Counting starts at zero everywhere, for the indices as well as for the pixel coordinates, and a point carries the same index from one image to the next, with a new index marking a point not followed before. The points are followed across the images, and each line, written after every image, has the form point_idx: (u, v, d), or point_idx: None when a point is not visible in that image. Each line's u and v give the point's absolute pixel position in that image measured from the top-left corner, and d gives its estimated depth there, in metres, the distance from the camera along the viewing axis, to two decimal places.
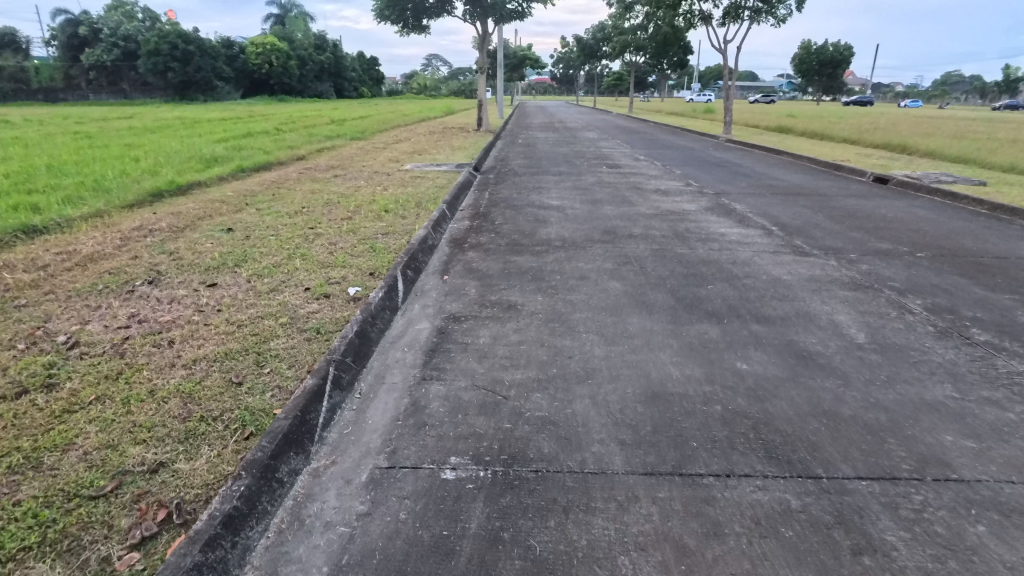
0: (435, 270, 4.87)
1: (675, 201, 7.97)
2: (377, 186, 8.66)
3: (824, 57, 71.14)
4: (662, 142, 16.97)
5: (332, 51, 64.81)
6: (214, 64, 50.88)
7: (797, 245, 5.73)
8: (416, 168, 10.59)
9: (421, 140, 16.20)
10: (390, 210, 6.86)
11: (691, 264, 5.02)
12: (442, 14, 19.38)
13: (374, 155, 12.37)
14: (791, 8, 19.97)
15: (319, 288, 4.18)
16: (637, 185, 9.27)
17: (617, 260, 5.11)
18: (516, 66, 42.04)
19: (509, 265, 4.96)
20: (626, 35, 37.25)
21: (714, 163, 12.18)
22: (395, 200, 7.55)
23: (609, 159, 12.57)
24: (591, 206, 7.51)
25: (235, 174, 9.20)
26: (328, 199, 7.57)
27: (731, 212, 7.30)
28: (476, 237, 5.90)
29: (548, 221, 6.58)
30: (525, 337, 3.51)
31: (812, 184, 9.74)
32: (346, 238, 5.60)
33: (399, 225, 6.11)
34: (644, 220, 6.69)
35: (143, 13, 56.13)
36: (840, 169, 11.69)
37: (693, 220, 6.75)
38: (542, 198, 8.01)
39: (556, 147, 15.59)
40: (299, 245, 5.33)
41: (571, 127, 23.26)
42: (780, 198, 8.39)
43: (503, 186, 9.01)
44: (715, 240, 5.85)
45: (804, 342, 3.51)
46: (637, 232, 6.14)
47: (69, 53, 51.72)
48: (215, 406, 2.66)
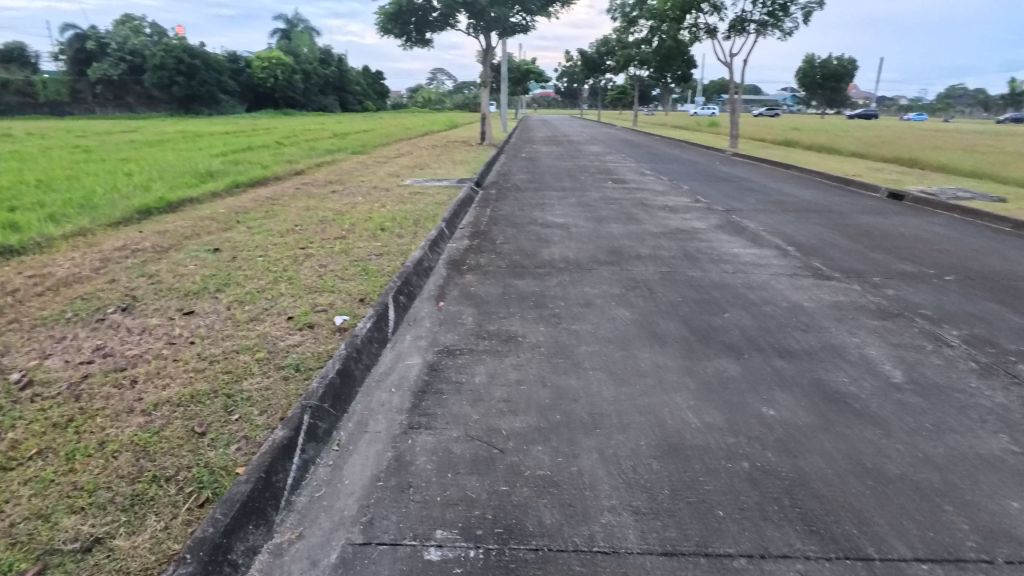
0: (430, 294, 4.56)
1: (683, 218, 7.66)
2: (375, 202, 8.39)
3: (828, 71, 71.10)
4: (667, 156, 16.71)
5: (337, 66, 65.21)
6: (219, 78, 51.17)
7: (815, 267, 5.40)
8: (416, 183, 10.33)
9: (423, 154, 15.99)
10: (385, 229, 6.56)
11: (704, 289, 4.69)
12: (445, 28, 19.26)
13: (374, 170, 12.12)
14: (797, 21, 19.75)
15: (304, 317, 3.86)
16: (643, 201, 8.98)
17: (624, 284, 4.78)
18: (519, 80, 42.02)
19: (509, 290, 4.65)
20: (630, 49, 37.17)
21: (722, 178, 11.88)
22: (392, 217, 7.26)
23: (614, 174, 12.28)
24: (596, 224, 7.20)
25: (229, 190, 8.95)
26: (322, 216, 7.28)
27: (743, 230, 6.99)
28: (474, 258, 5.59)
29: (551, 241, 6.27)
30: (525, 375, 3.18)
31: (825, 200, 9.41)
32: (337, 259, 5.30)
33: (395, 245, 5.80)
34: (652, 239, 6.38)
35: (150, 28, 56.67)
36: (852, 184, 11.36)
37: (704, 240, 6.43)
38: (545, 215, 7.72)
39: (560, 161, 15.34)
40: (287, 267, 5.02)
41: (575, 141, 23.07)
42: (793, 215, 8.07)
43: (504, 202, 8.72)
44: (728, 262, 5.53)
45: (835, 382, 3.18)
46: (645, 252, 5.82)
47: (76, 68, 52.12)
48: (170, 463, 2.34)
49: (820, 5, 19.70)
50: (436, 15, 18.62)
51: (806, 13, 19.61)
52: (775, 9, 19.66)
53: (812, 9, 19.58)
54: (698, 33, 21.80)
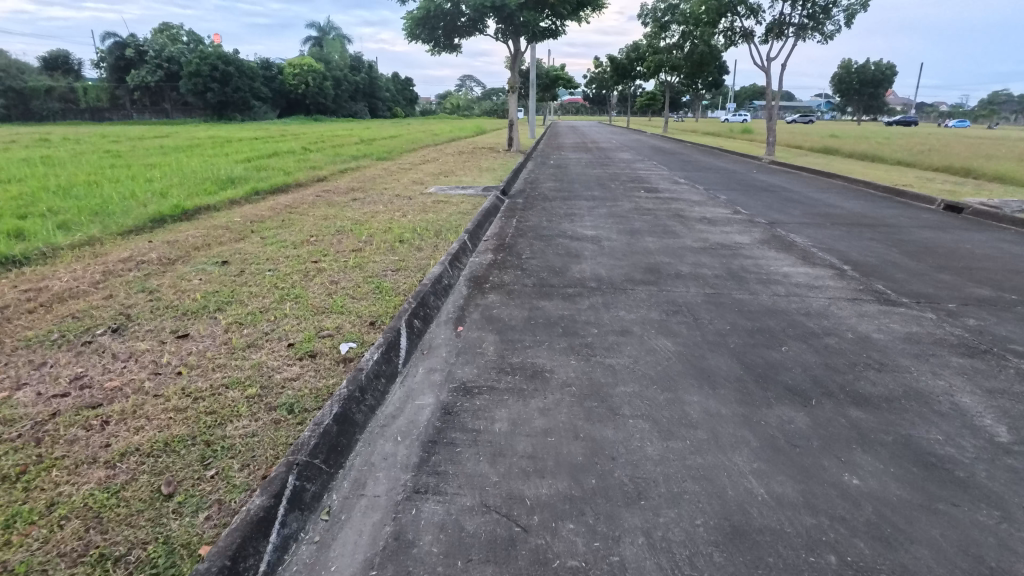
0: (448, 317, 4.13)
1: (724, 232, 7.12)
2: (396, 211, 8.04)
3: (865, 77, 69.21)
4: (701, 164, 16.10)
5: (367, 73, 65.86)
6: (252, 84, 52.04)
7: (878, 291, 4.83)
8: (440, 191, 9.99)
9: (449, 161, 15.67)
10: (405, 241, 6.18)
11: (755, 317, 4.17)
12: (474, 33, 18.99)
13: (398, 177, 11.81)
14: (839, 24, 18.93)
15: (306, 343, 3.46)
16: (679, 212, 8.45)
17: (664, 308, 4.29)
18: (548, 86, 41.68)
19: (536, 313, 4.20)
20: (661, 54, 36.51)
21: (761, 188, 11.27)
22: (412, 228, 6.89)
23: (647, 182, 11.76)
24: (630, 237, 6.71)
25: (249, 197, 8.70)
26: (340, 227, 6.94)
27: (790, 246, 6.42)
28: (498, 275, 5.16)
29: (581, 256, 5.81)
30: (554, 423, 2.72)
31: (876, 213, 8.75)
32: (351, 275, 4.91)
33: (414, 260, 5.40)
34: (692, 255, 5.86)
35: (187, 36, 58.05)
36: (903, 196, 10.63)
37: (749, 257, 5.89)
38: (575, 227, 7.26)
39: (589, 168, 14.86)
40: (297, 284, 4.65)
41: (604, 148, 22.55)
42: (844, 230, 7.45)
43: (532, 213, 8.28)
44: (779, 283, 4.99)
45: (928, 442, 2.65)
46: (685, 271, 5.32)
47: (116, 75, 53.64)
48: (124, 537, 1.94)
49: (863, 7, 18.85)
50: (464, 20, 18.36)
51: (849, 16, 18.79)
52: (816, 12, 18.90)
53: (855, 11, 18.74)
54: (733, 37, 21.14)
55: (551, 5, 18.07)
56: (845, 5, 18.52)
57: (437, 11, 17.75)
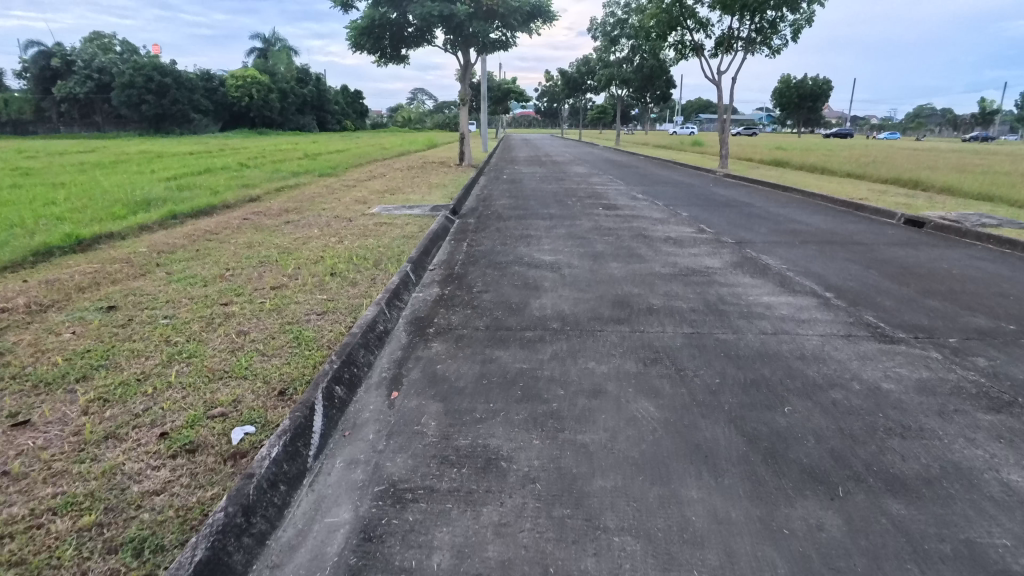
0: (380, 378, 3.35)
1: (692, 254, 6.58)
2: (332, 235, 7.21)
3: (804, 91, 71.88)
4: (658, 178, 15.78)
5: (314, 85, 64.14)
6: (191, 96, 49.77)
7: (871, 324, 4.32)
8: (384, 211, 9.20)
9: (397, 176, 14.83)
10: (337, 273, 5.37)
11: (746, 365, 3.55)
12: (422, 43, 18.28)
13: (339, 196, 10.92)
14: (786, 39, 19.10)
15: (187, 430, 2.64)
16: (642, 231, 7.91)
17: (640, 356, 3.62)
18: (500, 100, 41.35)
19: (489, 367, 3.47)
20: (611, 68, 36.59)
21: (721, 203, 10.92)
22: (349, 256, 6.08)
23: (604, 198, 11.24)
24: (593, 262, 6.08)
25: (164, 222, 7.67)
26: (264, 256, 6.06)
27: (765, 270, 5.93)
28: (444, 315, 4.41)
29: (540, 288, 5.13)
30: (514, 549, 1.99)
31: (841, 230, 8.44)
32: (266, 322, 4.08)
33: (346, 299, 4.60)
34: (662, 284, 5.25)
35: (121, 46, 55.23)
36: (863, 210, 10.44)
37: (725, 284, 5.33)
38: (532, 251, 6.59)
39: (544, 183, 14.31)
40: (196, 337, 3.78)
41: (559, 161, 22.15)
42: (815, 249, 7.04)
43: (484, 235, 7.58)
44: (764, 319, 4.41)
45: (997, 549, 2.04)
46: (658, 305, 4.70)
47: (41, 86, 50.36)
48: None
49: (809, 22, 19.10)
50: (411, 30, 17.63)
51: (795, 30, 18.98)
52: (763, 26, 19.02)
53: (801, 26, 18.96)
54: (684, 50, 21.10)
55: (501, 16, 17.41)
56: (792, 20, 18.70)
57: (382, 20, 16.93)
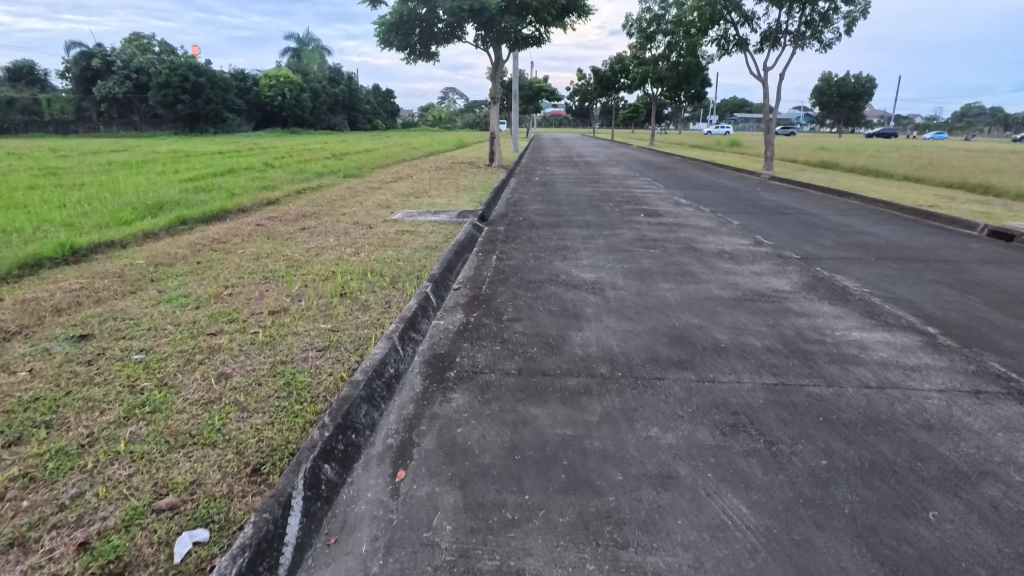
0: (384, 447, 2.64)
1: (754, 273, 5.73)
2: (349, 246, 6.57)
3: (845, 89, 69.23)
4: (699, 181, 14.87)
5: (346, 84, 64.41)
6: (225, 96, 50.31)
7: (1001, 376, 3.45)
8: (407, 216, 8.56)
9: (424, 178, 14.22)
10: (347, 294, 4.69)
11: (856, 439, 2.74)
12: (452, 40, 17.67)
13: (362, 199, 10.34)
14: (839, 32, 17.90)
15: (117, 536, 1.97)
16: (691, 244, 7.07)
17: (717, 422, 2.85)
18: (531, 99, 40.66)
19: (523, 434, 2.72)
20: (647, 65, 35.46)
21: (773, 210, 9.99)
22: (364, 271, 5.41)
23: (645, 204, 10.39)
24: (641, 283, 5.28)
25: (171, 228, 7.16)
26: (269, 271, 5.43)
27: (844, 295, 5.06)
28: (468, 352, 3.69)
29: (581, 315, 4.38)
30: None
31: (918, 243, 7.46)
32: (256, 359, 3.41)
33: (353, 329, 3.91)
34: (726, 314, 4.44)
35: (159, 47, 56.30)
36: (936, 219, 9.38)
37: (802, 314, 4.48)
38: (568, 267, 5.84)
39: (578, 186, 13.53)
40: (168, 380, 3.12)
41: (593, 162, 21.33)
42: (895, 268, 6.12)
43: (515, 246, 6.84)
44: (861, 365, 3.57)
45: None
46: (725, 342, 3.89)
47: (82, 86, 51.55)
48: None
49: (864, 14, 17.86)
50: (441, 26, 17.04)
51: (849, 23, 17.78)
52: (814, 19, 17.86)
53: (854, 19, 17.76)
54: (726, 46, 20.03)
55: (534, 10, 16.69)
56: (845, 12, 17.50)
57: (411, 16, 16.34)
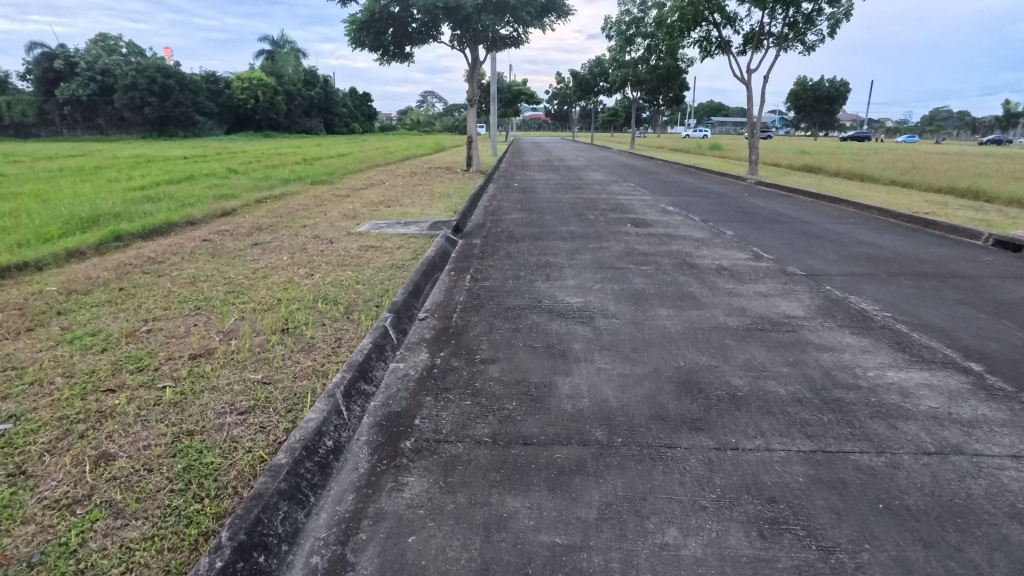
0: (306, 573, 1.92)
1: (760, 294, 5.09)
2: (303, 265, 5.82)
3: (820, 93, 69.77)
4: (685, 186, 14.35)
5: (322, 87, 63.18)
6: (195, 98, 48.83)
7: None
8: (374, 228, 7.83)
9: (398, 184, 13.47)
10: (290, 329, 3.93)
11: (936, 542, 2.07)
12: (427, 40, 16.95)
13: (327, 209, 9.57)
14: (822, 34, 17.56)
15: None
16: (686, 259, 6.44)
17: (751, 519, 2.17)
18: (511, 102, 40.09)
19: (496, 545, 2.01)
20: (627, 68, 34.97)
21: (766, 218, 9.44)
22: (316, 298, 4.65)
23: (631, 212, 9.78)
24: (635, 309, 4.60)
25: (103, 245, 6.33)
26: (204, 299, 4.64)
27: (865, 322, 4.44)
28: (432, 411, 2.97)
29: (568, 353, 3.69)
30: None
31: (927, 255, 6.91)
32: (153, 430, 2.65)
33: (289, 381, 3.15)
34: (738, 351, 3.77)
35: (127, 48, 54.62)
36: (936, 227, 8.89)
37: (824, 349, 3.83)
38: (551, 289, 5.15)
39: (560, 192, 12.90)
40: (25, 468, 2.37)
41: (575, 167, 20.75)
42: (911, 286, 5.53)
43: (492, 263, 6.14)
44: (910, 421, 2.92)
45: None
46: (742, 390, 3.23)
47: (45, 89, 49.70)
48: None
49: (847, 16, 17.54)
50: (415, 25, 16.31)
51: (832, 25, 17.47)
52: (797, 21, 17.51)
53: (838, 20, 17.42)
54: (708, 47, 19.59)
55: (512, 9, 16.05)
56: (829, 13, 17.16)
57: (383, 13, 15.59)
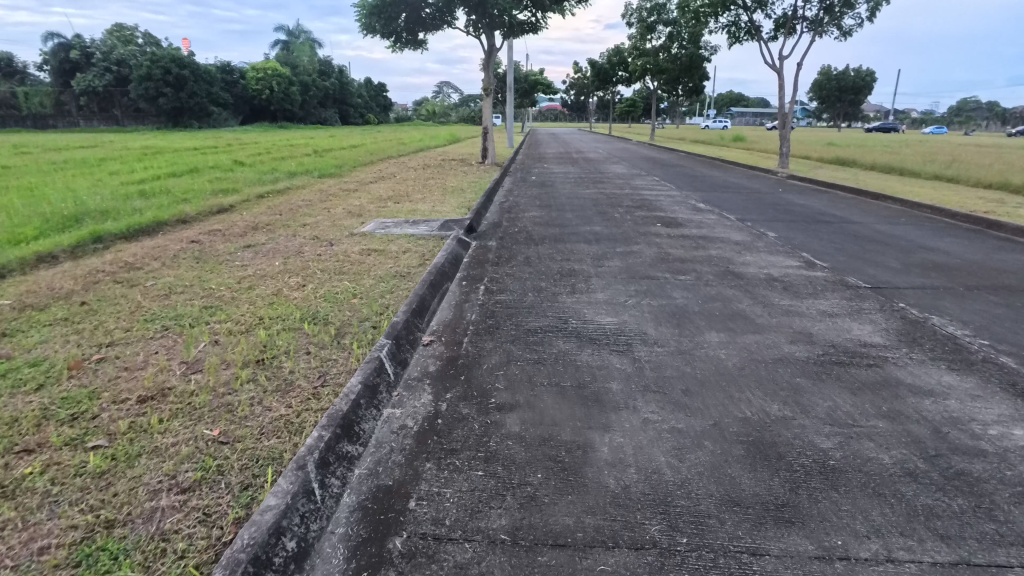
0: None
1: (824, 314, 4.31)
2: (296, 272, 5.16)
3: (845, 83, 67.63)
4: (713, 181, 13.50)
5: (336, 78, 62.63)
6: (209, 89, 48.46)
7: None
8: (379, 228, 7.16)
9: (409, 177, 12.78)
10: (267, 362, 3.25)
11: None
12: (441, 26, 16.19)
13: (331, 205, 8.93)
14: (860, 18, 16.51)
15: None
16: (728, 267, 5.66)
17: None
18: (527, 92, 39.14)
19: None
20: (647, 56, 33.74)
21: (809, 218, 8.62)
22: (303, 317, 3.97)
23: (659, 210, 8.99)
24: (680, 332, 3.88)
25: (78, 248, 5.72)
26: (175, 317, 3.99)
27: (961, 352, 3.68)
28: (432, 486, 2.28)
29: (604, 398, 2.97)
30: None
31: (1002, 263, 6.08)
32: (58, 522, 1.98)
33: (252, 440, 2.48)
34: (816, 396, 3.03)
35: (143, 39, 54.43)
36: (1001, 229, 8.01)
37: (922, 395, 3.08)
38: (577, 306, 4.41)
39: (580, 187, 12.14)
40: None
41: (594, 159, 19.92)
42: (998, 302, 4.74)
43: (510, 271, 5.43)
44: None
45: None
46: (834, 457, 2.50)
47: (61, 79, 49.58)
48: None
49: None
50: (429, 10, 15.55)
51: (872, 9, 16.41)
52: (833, 4, 16.48)
53: (878, 4, 16.34)
54: (737, 33, 18.57)
55: None
56: None
57: None
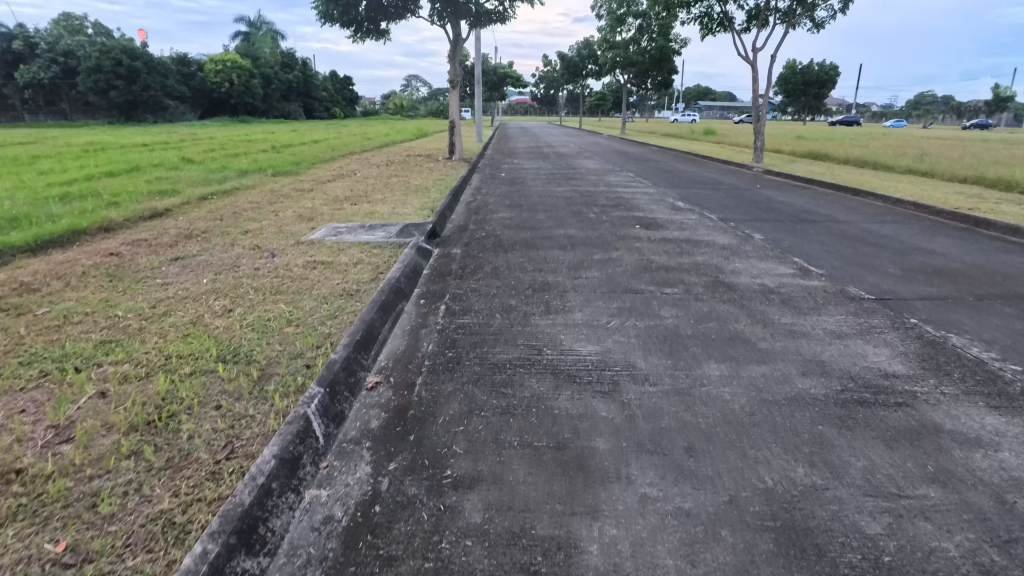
0: None
1: (832, 335, 3.78)
2: (226, 291, 4.43)
3: (810, 77, 68.46)
4: (689, 176, 13.05)
5: (300, 70, 60.82)
6: (165, 81, 46.38)
7: None
8: (330, 234, 6.44)
9: (372, 175, 12.02)
10: (160, 424, 2.56)
11: None
12: (404, 15, 15.37)
13: (282, 207, 8.15)
14: (833, 10, 16.25)
15: None
16: (718, 276, 5.13)
17: None
18: (496, 85, 38.38)
19: None
20: (617, 49, 33.30)
21: (794, 216, 8.17)
22: (220, 355, 3.26)
23: (637, 210, 8.45)
24: (675, 364, 3.29)
25: None
26: (60, 357, 3.25)
27: (996, 383, 3.17)
28: None
29: (589, 465, 2.36)
30: None
31: (1003, 267, 5.68)
32: None
33: (109, 559, 1.80)
34: (846, 453, 2.46)
35: (93, 28, 51.82)
36: (990, 227, 7.67)
37: (971, 446, 2.55)
38: (552, 330, 3.79)
39: (552, 184, 11.55)
40: None
41: (566, 154, 19.37)
42: (1015, 315, 4.28)
43: (476, 286, 4.79)
44: None
45: None
46: (888, 550, 1.93)
47: (4, 71, 46.86)
48: None
49: None
50: None
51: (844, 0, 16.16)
52: None
53: None
54: (709, 25, 18.17)
55: None
56: None
57: None
